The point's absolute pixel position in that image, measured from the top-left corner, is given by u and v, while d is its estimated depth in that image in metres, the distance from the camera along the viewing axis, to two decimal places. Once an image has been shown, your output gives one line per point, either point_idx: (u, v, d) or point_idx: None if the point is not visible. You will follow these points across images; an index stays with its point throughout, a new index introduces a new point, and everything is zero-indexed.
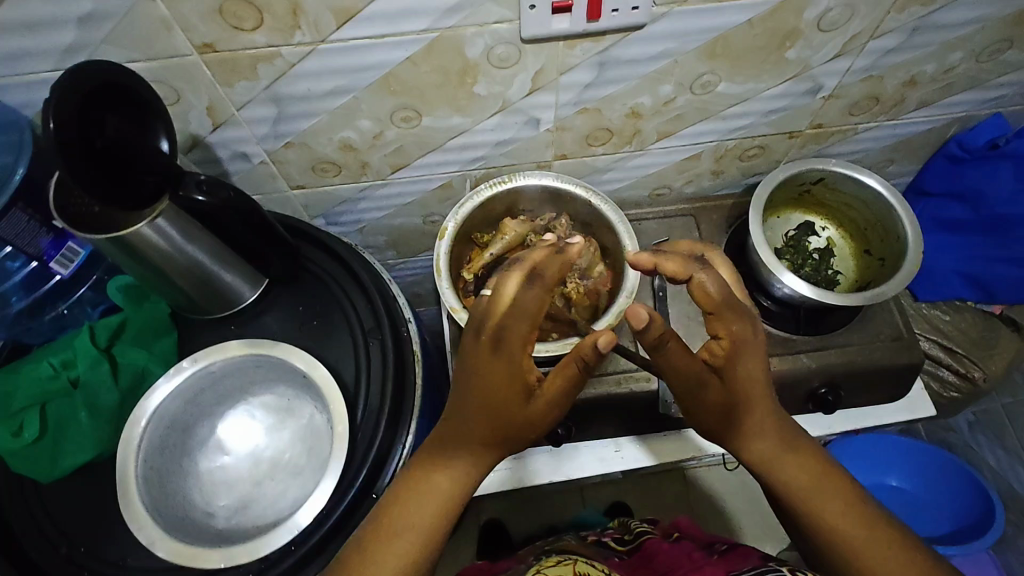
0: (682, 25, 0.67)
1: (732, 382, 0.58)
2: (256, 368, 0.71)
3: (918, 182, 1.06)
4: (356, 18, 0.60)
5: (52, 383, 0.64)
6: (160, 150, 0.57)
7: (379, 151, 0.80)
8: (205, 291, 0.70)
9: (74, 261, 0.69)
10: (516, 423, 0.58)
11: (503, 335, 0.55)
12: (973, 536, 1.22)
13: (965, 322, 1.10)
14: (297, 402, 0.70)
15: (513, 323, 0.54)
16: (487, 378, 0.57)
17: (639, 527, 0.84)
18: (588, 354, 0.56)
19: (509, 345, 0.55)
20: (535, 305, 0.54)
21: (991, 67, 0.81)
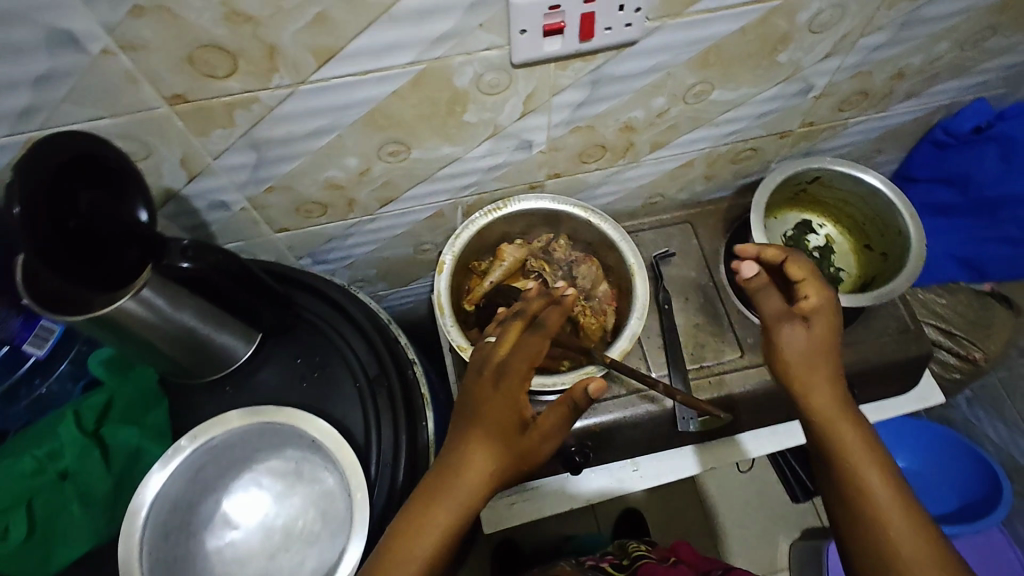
0: (675, 37, 0.64)
1: (814, 338, 0.58)
2: (258, 436, 0.67)
3: (905, 169, 1.06)
4: (338, 56, 0.56)
5: (37, 477, 0.60)
6: (139, 220, 0.54)
7: (366, 187, 0.76)
8: (195, 355, 0.65)
9: (50, 339, 0.64)
10: (512, 454, 0.55)
11: (504, 372, 0.55)
12: (982, 511, 1.23)
13: (961, 303, 1.10)
14: (305, 465, 0.66)
15: (514, 360, 0.55)
16: (489, 408, 0.55)
17: (636, 552, 0.82)
18: (579, 398, 0.55)
19: (508, 381, 0.55)
20: (536, 348, 0.55)
21: (976, 54, 0.81)
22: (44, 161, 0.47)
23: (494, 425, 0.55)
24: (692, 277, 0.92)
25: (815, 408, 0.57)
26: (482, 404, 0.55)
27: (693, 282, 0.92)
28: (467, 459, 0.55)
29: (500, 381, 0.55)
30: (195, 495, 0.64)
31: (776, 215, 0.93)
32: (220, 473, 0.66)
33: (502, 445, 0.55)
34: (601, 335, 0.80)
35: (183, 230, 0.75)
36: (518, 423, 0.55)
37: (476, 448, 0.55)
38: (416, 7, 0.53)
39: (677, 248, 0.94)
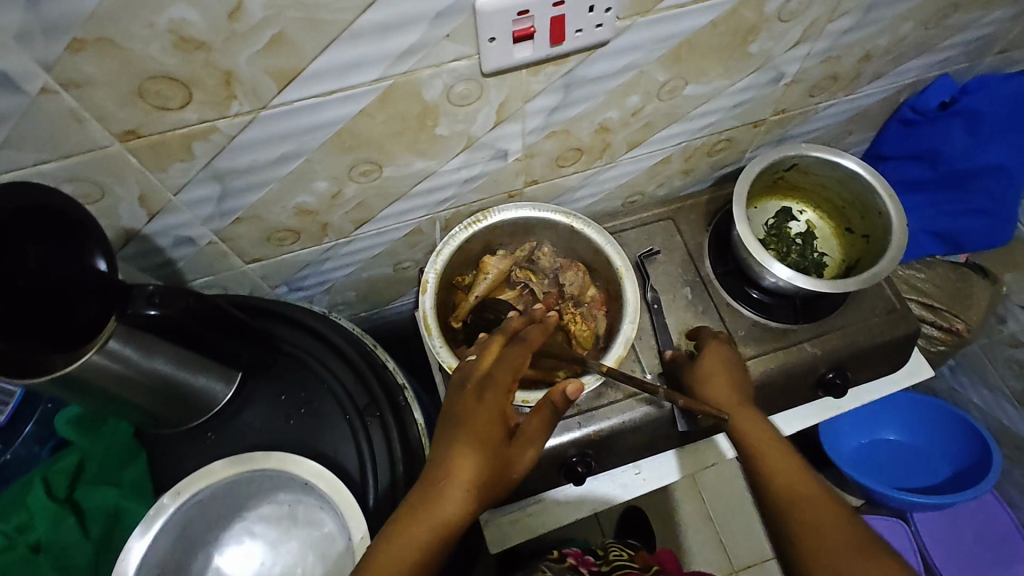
0: (646, 35, 0.63)
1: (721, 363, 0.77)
2: (247, 484, 0.63)
3: (875, 148, 1.07)
4: (300, 78, 0.53)
5: (12, 551, 0.59)
6: (98, 270, 0.50)
7: (339, 210, 0.73)
8: (172, 403, 0.61)
9: (9, 403, 0.64)
10: (495, 462, 0.54)
11: (489, 383, 0.56)
12: (975, 477, 1.24)
13: (940, 277, 1.13)
14: (300, 507, 0.64)
15: (499, 371, 0.56)
16: (478, 417, 0.54)
17: (616, 558, 0.85)
18: (558, 399, 0.57)
19: (492, 392, 0.55)
20: (518, 360, 0.57)
21: (939, 32, 0.82)
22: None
23: (483, 436, 0.54)
24: (678, 273, 0.91)
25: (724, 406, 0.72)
26: (469, 415, 0.55)
27: (680, 279, 0.91)
28: (453, 469, 0.53)
29: (485, 391, 0.55)
30: (184, 552, 0.61)
31: (756, 204, 0.92)
32: (209, 525, 0.63)
33: (486, 455, 0.54)
34: (593, 341, 0.78)
35: (147, 270, 0.71)
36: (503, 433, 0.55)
37: (461, 459, 0.53)
38: (378, 21, 0.50)
39: (660, 246, 0.93)
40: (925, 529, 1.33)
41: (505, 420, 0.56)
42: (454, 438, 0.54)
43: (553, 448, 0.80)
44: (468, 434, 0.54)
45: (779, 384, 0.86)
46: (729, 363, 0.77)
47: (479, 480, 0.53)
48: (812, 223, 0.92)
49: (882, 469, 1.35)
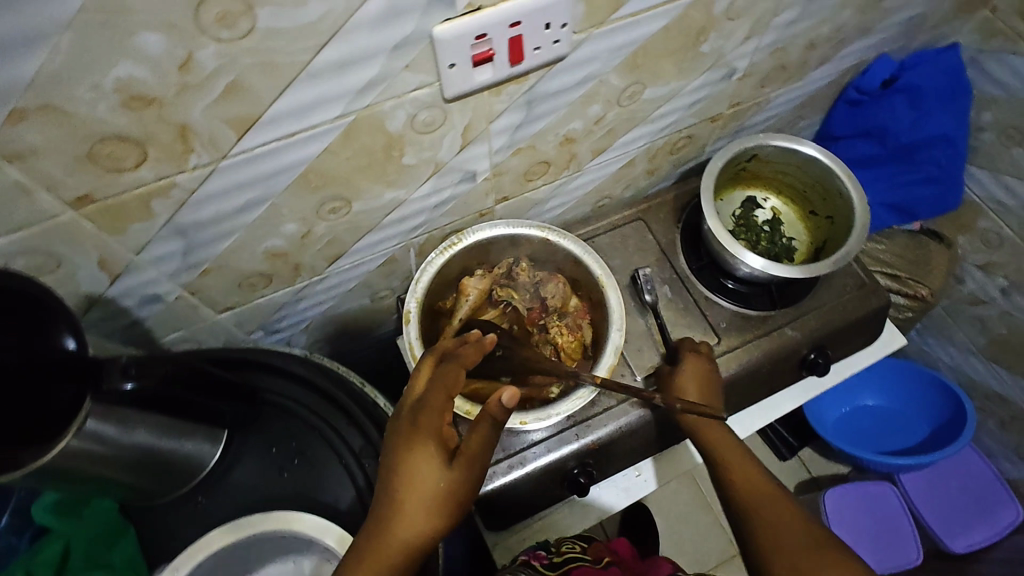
0: (602, 46, 0.63)
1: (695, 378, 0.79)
2: (248, 548, 0.60)
3: (826, 129, 1.10)
4: (259, 125, 0.51)
5: None
6: (68, 351, 0.46)
7: (310, 249, 0.71)
8: (159, 473, 0.59)
9: None
10: (436, 484, 0.53)
11: (420, 408, 0.55)
12: (952, 433, 1.30)
13: (899, 246, 1.17)
14: (307, 564, 0.61)
15: (429, 394, 0.55)
16: (417, 438, 0.54)
17: (568, 548, 0.78)
18: (496, 413, 0.53)
19: (424, 414, 0.55)
20: (450, 377, 0.56)
21: (875, 16, 0.85)
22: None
23: (423, 454, 0.53)
24: (655, 272, 0.92)
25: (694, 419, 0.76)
26: (404, 440, 0.54)
27: (658, 277, 0.92)
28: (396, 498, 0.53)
29: (415, 417, 0.55)
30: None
31: (722, 196, 0.94)
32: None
33: (425, 478, 0.53)
34: (581, 352, 0.78)
35: (114, 334, 0.68)
36: (442, 453, 0.54)
37: (400, 487, 0.53)
38: (335, 59, 0.49)
39: (635, 247, 0.94)
40: (912, 487, 1.38)
41: (444, 441, 0.55)
42: (393, 463, 0.54)
43: (554, 463, 0.79)
44: (402, 462, 0.53)
45: (765, 370, 0.88)
46: (702, 374, 0.79)
47: (422, 504, 0.52)
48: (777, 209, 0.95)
49: (866, 435, 1.39)
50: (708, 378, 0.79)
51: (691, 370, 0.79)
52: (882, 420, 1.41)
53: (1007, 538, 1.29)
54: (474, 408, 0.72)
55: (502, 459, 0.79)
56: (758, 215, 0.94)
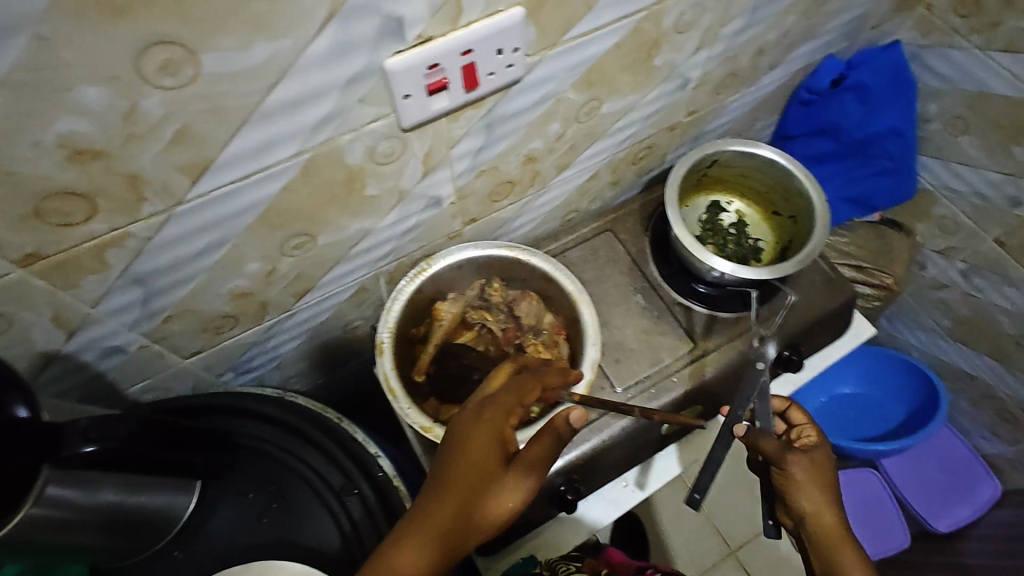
0: (556, 67, 0.64)
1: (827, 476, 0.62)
2: None
3: (781, 129, 1.13)
4: (212, 168, 0.50)
5: None
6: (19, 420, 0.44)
7: (276, 286, 0.70)
8: (131, 531, 0.57)
9: None
10: (487, 486, 0.53)
11: (490, 402, 0.57)
12: (927, 415, 1.33)
13: (861, 237, 1.20)
14: None
15: (504, 390, 0.58)
16: (477, 429, 0.55)
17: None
18: (562, 428, 0.55)
19: (493, 409, 0.56)
20: (526, 386, 0.59)
21: (819, 19, 0.87)
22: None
23: (483, 451, 0.54)
24: (627, 282, 0.93)
25: (824, 538, 0.59)
26: (468, 431, 0.55)
27: (630, 287, 0.92)
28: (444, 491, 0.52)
29: (484, 410, 0.56)
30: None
31: (687, 203, 0.96)
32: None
33: (478, 475, 0.53)
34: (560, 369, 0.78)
35: (75, 389, 0.65)
36: (501, 454, 0.54)
37: (453, 478, 0.53)
38: (287, 97, 0.48)
39: (605, 258, 0.95)
40: (895, 471, 1.41)
41: (504, 444, 0.55)
42: (453, 453, 0.54)
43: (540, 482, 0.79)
44: (462, 451, 0.54)
45: (741, 372, 0.89)
46: (824, 472, 0.62)
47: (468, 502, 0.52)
48: (742, 211, 0.96)
49: (845, 423, 1.41)
50: (828, 473, 0.62)
51: (815, 469, 0.62)
52: (860, 407, 1.43)
53: (987, 513, 1.32)
54: None
55: None
56: (724, 218, 0.95)
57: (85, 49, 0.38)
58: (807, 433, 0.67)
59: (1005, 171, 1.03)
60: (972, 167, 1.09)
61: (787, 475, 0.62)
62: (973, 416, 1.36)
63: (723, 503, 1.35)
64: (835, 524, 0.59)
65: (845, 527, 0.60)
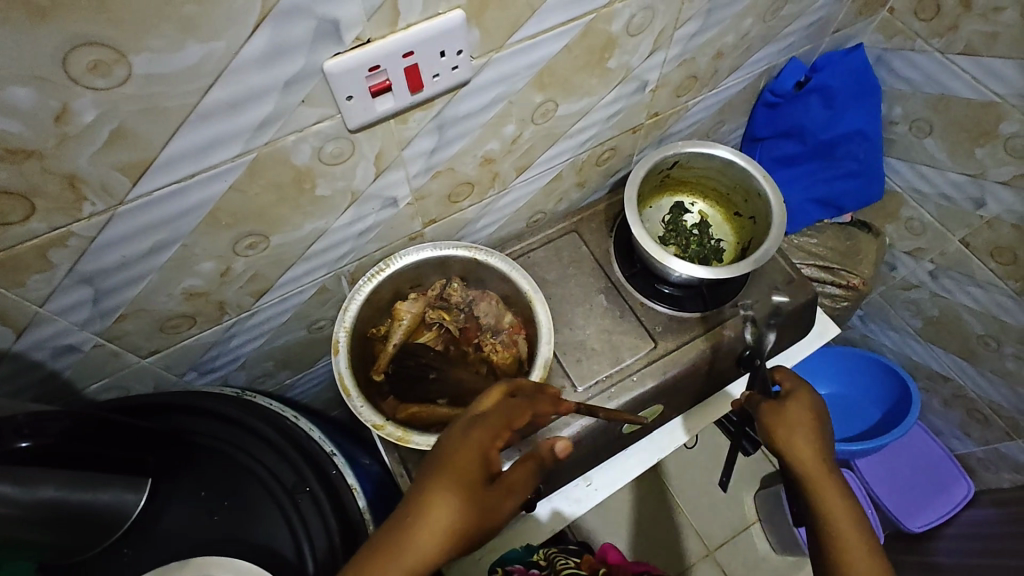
0: (505, 68, 0.65)
1: (809, 419, 0.69)
2: None
3: (750, 131, 1.14)
4: (152, 169, 0.51)
5: None
6: None
7: (232, 285, 0.71)
8: (76, 527, 0.57)
9: None
10: (473, 503, 0.53)
11: (482, 420, 0.58)
12: (900, 415, 1.34)
13: (830, 238, 1.22)
14: None
15: (495, 413, 0.59)
16: (468, 445, 0.56)
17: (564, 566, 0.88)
18: (546, 458, 0.62)
19: (484, 427, 0.58)
20: (518, 412, 0.61)
21: (777, 23, 0.88)
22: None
23: (473, 467, 0.54)
24: (591, 282, 0.94)
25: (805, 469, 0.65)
26: (458, 446, 0.56)
27: (594, 287, 0.93)
28: (431, 504, 0.52)
29: (476, 427, 0.57)
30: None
31: (650, 204, 0.97)
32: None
33: (467, 493, 0.53)
34: (518, 368, 0.78)
35: (29, 387, 0.66)
36: (490, 472, 0.55)
37: (442, 492, 0.52)
38: (224, 98, 0.49)
39: (570, 259, 0.95)
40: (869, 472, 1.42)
41: (492, 463, 0.56)
42: (442, 467, 0.54)
43: None
44: (452, 465, 0.54)
45: (703, 371, 0.89)
46: (810, 414, 0.69)
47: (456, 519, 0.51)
48: (705, 215, 0.97)
49: None
50: (816, 416, 0.70)
51: (802, 411, 0.69)
52: (835, 408, 1.44)
53: (960, 513, 1.33)
54: (406, 433, 0.70)
55: None
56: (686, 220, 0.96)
57: (9, 51, 0.39)
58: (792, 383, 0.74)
59: (968, 172, 1.04)
60: (937, 169, 1.10)
61: (773, 417, 0.70)
62: (946, 416, 1.37)
63: (698, 503, 1.36)
64: (815, 457, 0.66)
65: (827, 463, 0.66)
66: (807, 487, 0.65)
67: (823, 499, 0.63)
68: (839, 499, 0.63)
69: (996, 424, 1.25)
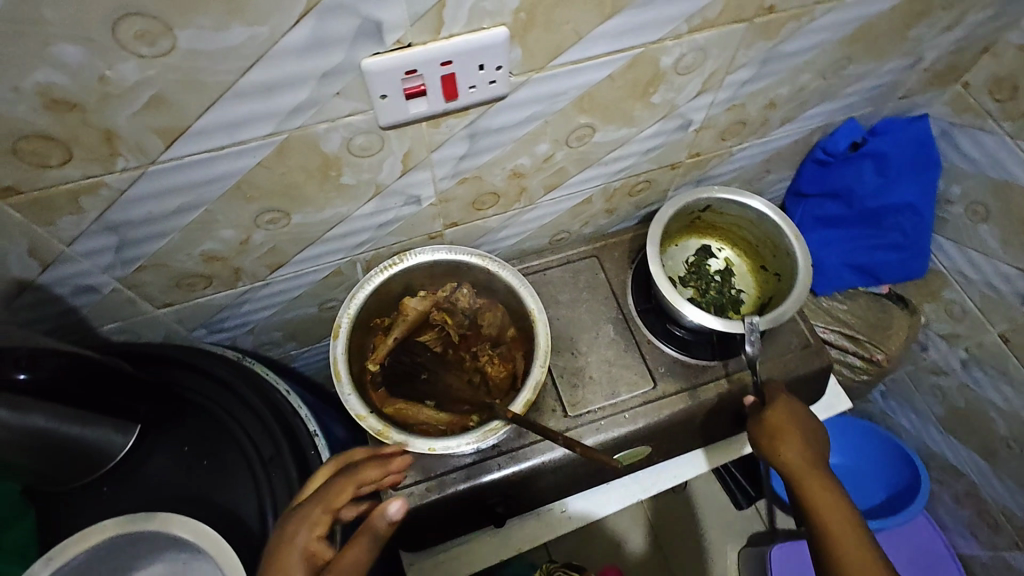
0: (545, 88, 0.65)
1: (793, 424, 0.77)
2: (133, 544, 0.61)
3: (794, 186, 1.11)
4: (184, 136, 0.53)
5: None
6: None
7: (250, 255, 0.73)
8: (61, 460, 0.61)
9: None
10: None
11: (295, 516, 0.57)
12: (906, 501, 1.28)
13: (861, 307, 1.17)
14: (193, 564, 0.63)
15: (311, 500, 0.58)
16: (281, 552, 0.54)
17: None
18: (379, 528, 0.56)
19: (296, 525, 0.56)
20: (338, 490, 0.59)
21: (837, 81, 0.86)
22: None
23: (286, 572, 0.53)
24: (602, 311, 0.93)
25: (794, 471, 0.75)
26: (270, 557, 0.54)
27: (604, 316, 0.93)
28: None
29: (288, 529, 0.56)
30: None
31: (677, 242, 0.95)
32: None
33: None
34: (509, 383, 0.79)
35: (47, 319, 0.70)
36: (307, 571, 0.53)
37: None
38: (261, 81, 0.51)
39: (585, 283, 0.95)
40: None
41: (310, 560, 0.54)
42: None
43: (471, 490, 0.79)
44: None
45: (698, 421, 0.88)
46: (794, 420, 0.77)
47: None
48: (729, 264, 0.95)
49: None
50: (801, 420, 0.78)
51: (784, 418, 0.77)
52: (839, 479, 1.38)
53: None
54: (386, 428, 0.71)
55: (421, 481, 0.79)
56: (711, 265, 0.95)
57: (63, 10, 0.41)
58: (775, 392, 0.81)
59: (1019, 266, 0.99)
60: (987, 256, 1.04)
61: (763, 425, 0.78)
62: (956, 512, 1.30)
63: (679, 550, 1.33)
64: (801, 459, 0.75)
65: (814, 462, 0.75)
66: (801, 491, 0.74)
67: (813, 498, 0.73)
68: (827, 493, 0.73)
69: (1006, 532, 1.18)
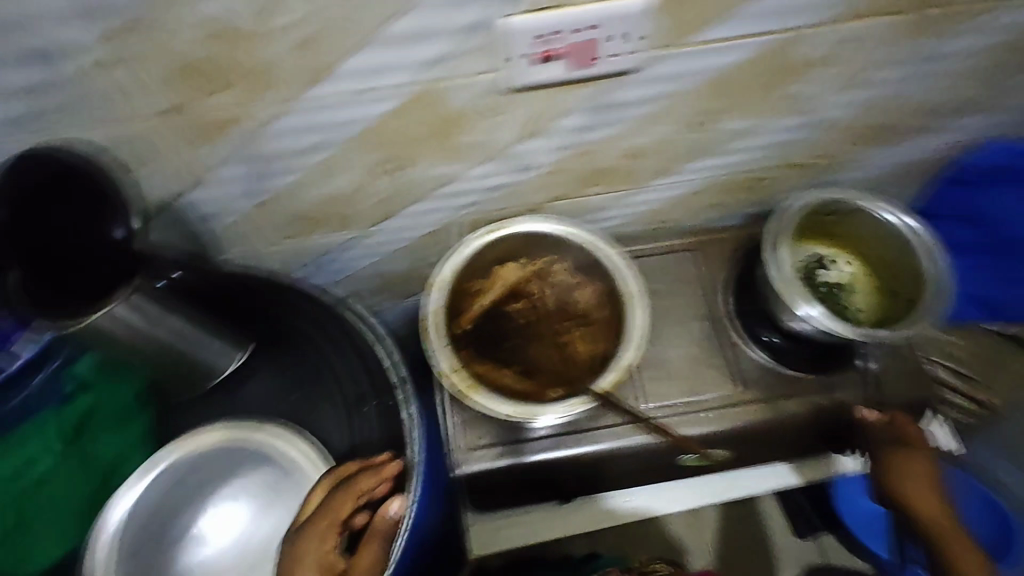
0: (680, 66, 0.63)
1: (919, 460, 0.83)
2: None
3: (922, 207, 1.02)
4: (329, 75, 0.56)
5: None
6: (115, 239, 0.58)
7: (362, 202, 0.76)
8: (186, 368, 0.68)
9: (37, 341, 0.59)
10: None
11: (304, 531, 0.67)
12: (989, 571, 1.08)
13: (974, 347, 1.03)
14: None
15: (320, 515, 0.68)
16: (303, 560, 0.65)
17: None
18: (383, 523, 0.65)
19: (310, 536, 0.66)
20: (341, 506, 0.67)
21: (995, 92, 0.78)
22: (9, 190, 0.53)
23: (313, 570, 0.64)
24: (693, 307, 0.90)
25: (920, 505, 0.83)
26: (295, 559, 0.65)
27: (694, 312, 0.90)
28: None
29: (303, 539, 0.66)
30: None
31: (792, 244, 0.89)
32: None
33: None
34: (593, 363, 0.78)
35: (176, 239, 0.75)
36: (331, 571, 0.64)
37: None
38: (410, 27, 0.52)
39: (679, 277, 0.92)
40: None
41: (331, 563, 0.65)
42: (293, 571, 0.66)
43: (542, 461, 0.81)
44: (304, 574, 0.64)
45: (780, 434, 0.84)
46: (920, 455, 0.83)
47: None
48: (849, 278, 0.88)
49: None
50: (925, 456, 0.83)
51: (913, 454, 0.83)
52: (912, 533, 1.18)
53: None
54: (473, 386, 0.72)
55: (494, 446, 0.81)
56: (829, 272, 0.88)
57: None
58: (900, 420, 0.82)
59: None
60: None
61: (893, 465, 0.83)
62: None
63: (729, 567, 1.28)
64: (927, 493, 0.83)
65: (935, 492, 0.83)
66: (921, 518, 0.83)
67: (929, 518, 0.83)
68: (939, 512, 0.83)
69: None
